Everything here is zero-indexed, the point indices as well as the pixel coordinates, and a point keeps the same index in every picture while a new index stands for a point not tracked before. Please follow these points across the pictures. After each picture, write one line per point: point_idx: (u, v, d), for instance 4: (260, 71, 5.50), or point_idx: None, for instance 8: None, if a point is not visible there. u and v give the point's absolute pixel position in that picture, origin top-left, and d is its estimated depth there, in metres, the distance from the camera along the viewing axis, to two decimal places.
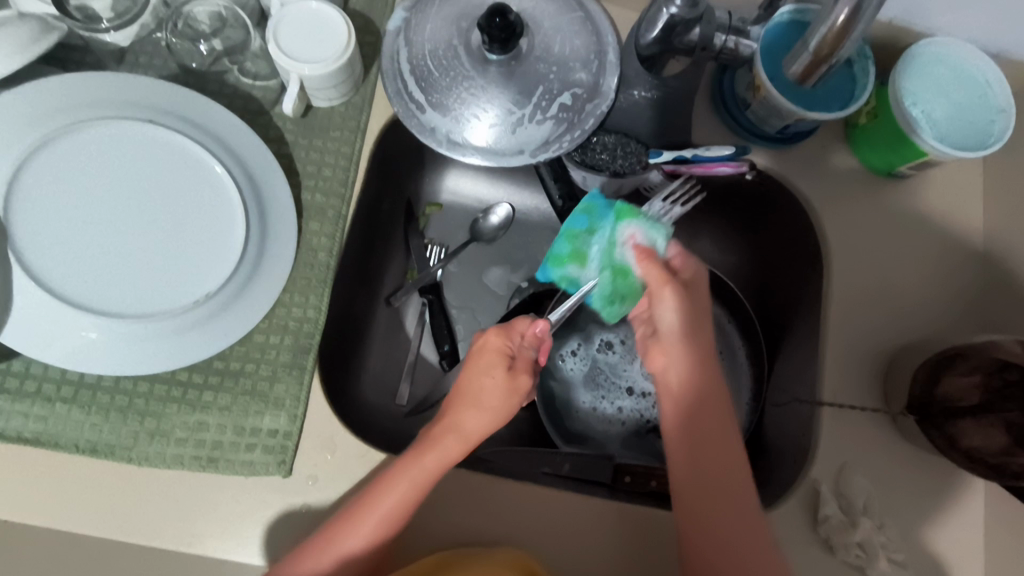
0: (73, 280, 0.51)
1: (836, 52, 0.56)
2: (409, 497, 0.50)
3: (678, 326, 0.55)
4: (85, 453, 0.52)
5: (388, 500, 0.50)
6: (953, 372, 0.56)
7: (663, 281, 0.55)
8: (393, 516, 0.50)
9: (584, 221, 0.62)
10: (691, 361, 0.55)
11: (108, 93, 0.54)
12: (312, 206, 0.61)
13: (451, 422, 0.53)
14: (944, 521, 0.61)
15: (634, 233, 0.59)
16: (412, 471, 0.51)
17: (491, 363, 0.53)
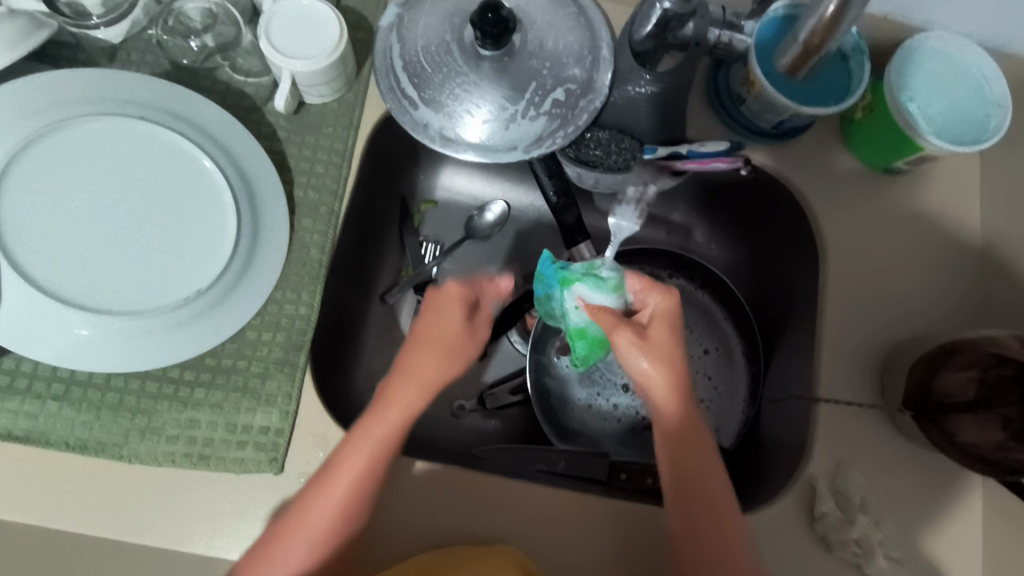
0: (64, 277, 0.51)
1: (826, 43, 0.56)
2: (368, 458, 0.50)
3: (646, 369, 0.51)
4: (76, 451, 0.52)
5: (348, 466, 0.49)
6: (949, 367, 0.55)
7: (620, 331, 0.52)
8: (358, 481, 0.49)
9: (542, 291, 0.60)
10: (665, 399, 0.52)
11: (98, 89, 0.53)
12: (304, 203, 0.61)
13: (401, 366, 0.52)
14: (942, 518, 0.60)
15: (577, 296, 0.56)
16: (372, 429, 0.50)
17: (443, 311, 0.53)
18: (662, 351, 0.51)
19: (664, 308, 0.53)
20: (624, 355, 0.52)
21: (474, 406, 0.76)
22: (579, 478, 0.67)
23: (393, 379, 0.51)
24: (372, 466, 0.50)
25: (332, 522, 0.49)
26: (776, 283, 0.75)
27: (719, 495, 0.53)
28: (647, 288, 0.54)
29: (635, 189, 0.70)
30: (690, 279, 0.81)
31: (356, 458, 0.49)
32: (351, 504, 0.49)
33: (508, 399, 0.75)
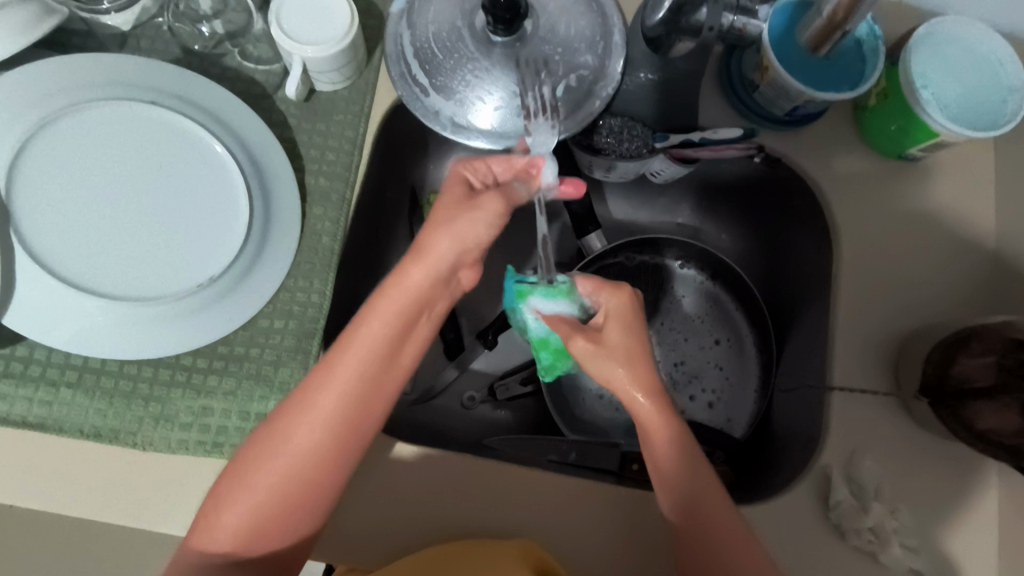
0: (76, 263, 0.50)
1: (849, 20, 0.56)
2: (340, 391, 0.46)
3: (604, 368, 0.51)
4: (91, 439, 0.52)
5: (331, 390, 0.46)
6: (967, 353, 0.55)
7: (574, 336, 0.52)
8: (335, 416, 0.46)
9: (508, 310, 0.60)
10: (631, 395, 0.51)
11: (110, 75, 0.53)
12: (315, 191, 0.60)
13: (418, 247, 0.47)
14: (957, 506, 0.60)
15: (534, 307, 0.56)
16: (356, 342, 0.46)
17: (453, 187, 0.50)
18: (616, 351, 0.51)
19: (616, 305, 0.53)
20: (584, 358, 0.52)
21: (485, 397, 0.76)
22: (589, 468, 0.67)
23: (406, 265, 0.47)
24: (349, 396, 0.46)
25: (297, 466, 0.45)
26: (789, 272, 0.75)
27: (709, 484, 0.51)
28: (598, 287, 0.54)
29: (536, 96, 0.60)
30: (700, 269, 0.81)
31: (337, 385, 0.46)
32: (331, 447, 0.46)
33: (519, 390, 0.75)
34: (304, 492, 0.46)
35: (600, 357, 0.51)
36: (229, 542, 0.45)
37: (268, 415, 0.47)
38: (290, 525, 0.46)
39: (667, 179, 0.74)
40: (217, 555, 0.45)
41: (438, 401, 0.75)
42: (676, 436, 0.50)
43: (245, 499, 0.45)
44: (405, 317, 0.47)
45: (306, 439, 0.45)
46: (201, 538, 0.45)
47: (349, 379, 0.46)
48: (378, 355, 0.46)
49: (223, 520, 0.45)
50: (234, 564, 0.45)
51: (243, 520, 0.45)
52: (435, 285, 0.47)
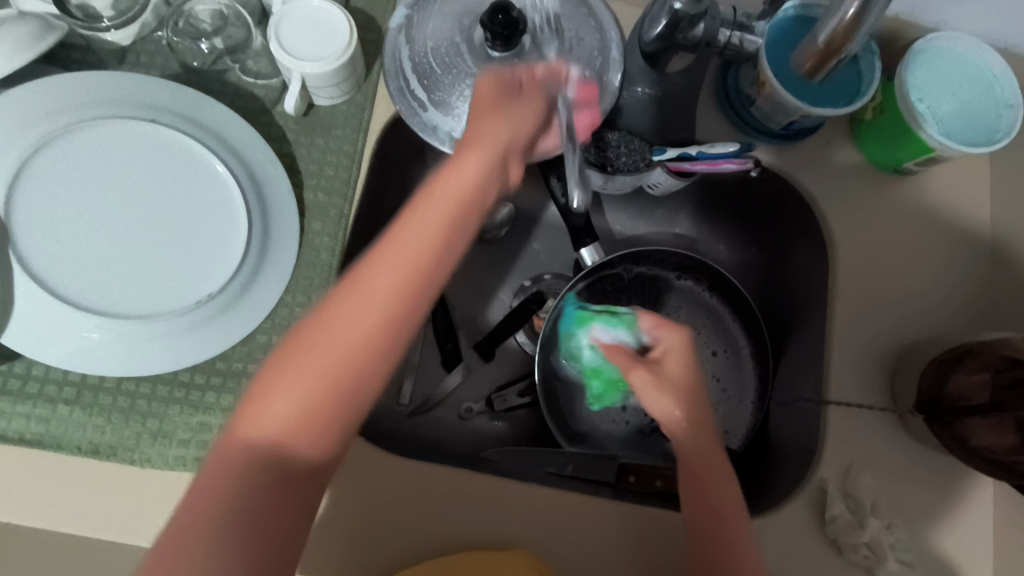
0: (74, 282, 0.50)
1: (845, 48, 0.56)
2: (400, 259, 0.43)
3: (664, 401, 0.55)
4: (89, 455, 0.52)
5: (378, 281, 0.42)
6: (961, 370, 0.55)
7: (636, 367, 0.57)
8: (382, 295, 0.42)
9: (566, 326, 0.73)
10: (687, 428, 0.54)
11: (108, 92, 0.53)
12: (314, 206, 0.60)
13: (469, 143, 0.48)
14: (952, 522, 0.60)
15: (595, 334, 0.69)
16: (409, 230, 0.43)
17: (490, 79, 0.52)
18: (673, 385, 0.55)
19: (675, 342, 0.58)
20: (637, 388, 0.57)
21: (482, 409, 0.76)
22: (587, 480, 0.68)
23: (453, 166, 0.47)
24: (403, 282, 0.43)
25: (339, 361, 0.41)
26: (786, 284, 0.75)
27: (736, 517, 0.52)
28: (659, 325, 0.59)
29: None
30: (697, 280, 0.80)
31: (384, 280, 0.42)
32: (389, 313, 0.42)
33: (516, 402, 0.76)
34: (344, 395, 0.41)
35: (657, 388, 0.55)
36: (267, 447, 0.40)
37: (306, 314, 0.43)
38: (327, 430, 0.41)
39: (663, 192, 0.74)
40: (253, 464, 0.40)
41: (436, 413, 0.75)
42: (716, 470, 0.53)
43: (284, 399, 0.40)
44: (457, 213, 0.45)
45: (349, 300, 0.42)
46: (237, 439, 0.40)
47: (403, 273, 0.43)
48: (432, 199, 0.45)
49: (266, 409, 0.41)
50: (274, 476, 0.40)
51: (289, 413, 0.41)
52: (482, 188, 0.46)
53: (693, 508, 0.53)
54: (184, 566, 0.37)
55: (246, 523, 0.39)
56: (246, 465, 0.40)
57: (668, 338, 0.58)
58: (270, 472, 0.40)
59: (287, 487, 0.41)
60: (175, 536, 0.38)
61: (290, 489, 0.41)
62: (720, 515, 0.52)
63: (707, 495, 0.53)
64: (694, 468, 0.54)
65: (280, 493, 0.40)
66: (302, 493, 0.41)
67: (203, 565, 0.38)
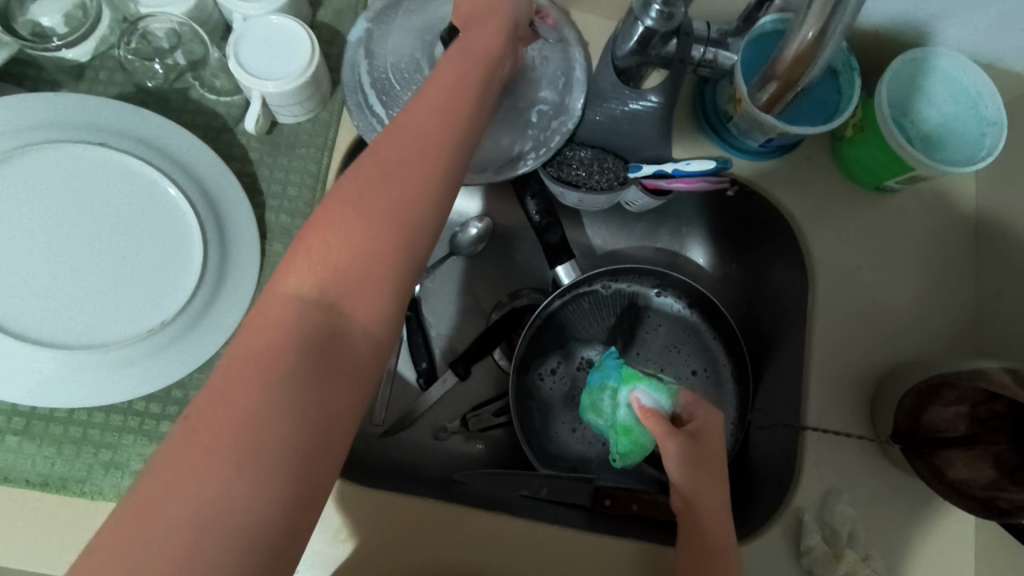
0: (21, 310, 0.49)
1: (802, 79, 0.54)
2: (437, 106, 0.44)
3: (691, 464, 0.53)
4: (38, 488, 0.51)
5: (416, 143, 0.42)
6: (939, 401, 0.54)
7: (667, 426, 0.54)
8: (423, 146, 0.42)
9: (598, 378, 0.66)
10: (705, 492, 0.52)
11: (60, 115, 0.52)
12: (276, 227, 0.59)
13: (469, 34, 0.50)
14: (932, 553, 0.58)
15: (635, 395, 0.59)
16: (432, 102, 0.44)
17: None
18: (704, 456, 0.54)
19: (712, 420, 0.56)
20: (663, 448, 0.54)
21: (457, 429, 0.74)
22: (562, 504, 0.66)
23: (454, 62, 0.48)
24: (438, 137, 0.42)
25: (387, 212, 0.39)
26: (768, 303, 0.73)
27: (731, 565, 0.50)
28: (696, 401, 0.57)
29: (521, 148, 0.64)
30: (678, 297, 0.78)
31: (421, 140, 0.42)
32: (434, 149, 0.42)
33: (492, 421, 0.73)
34: (394, 242, 0.39)
35: (684, 459, 0.53)
36: (310, 306, 0.37)
37: (338, 180, 0.41)
38: (376, 287, 0.38)
39: (641, 208, 0.72)
40: (301, 323, 0.36)
41: (408, 435, 0.74)
42: (722, 528, 0.51)
43: (328, 260, 0.38)
44: (473, 72, 0.47)
45: (394, 165, 0.41)
46: (272, 312, 0.36)
47: (436, 127, 0.43)
48: (456, 91, 0.45)
49: (308, 273, 0.38)
50: (327, 341, 0.36)
51: (336, 270, 0.38)
52: (495, 54, 0.50)
53: (693, 552, 0.50)
54: (233, 449, 0.31)
55: (306, 404, 0.34)
56: (297, 332, 0.36)
57: (707, 414, 0.56)
58: (321, 339, 0.36)
59: (341, 348, 0.36)
60: (214, 424, 0.32)
61: (342, 350, 0.36)
62: (719, 557, 0.50)
63: (712, 542, 0.50)
64: (698, 518, 0.51)
65: (334, 361, 0.36)
66: (357, 357, 0.37)
67: (256, 451, 0.31)
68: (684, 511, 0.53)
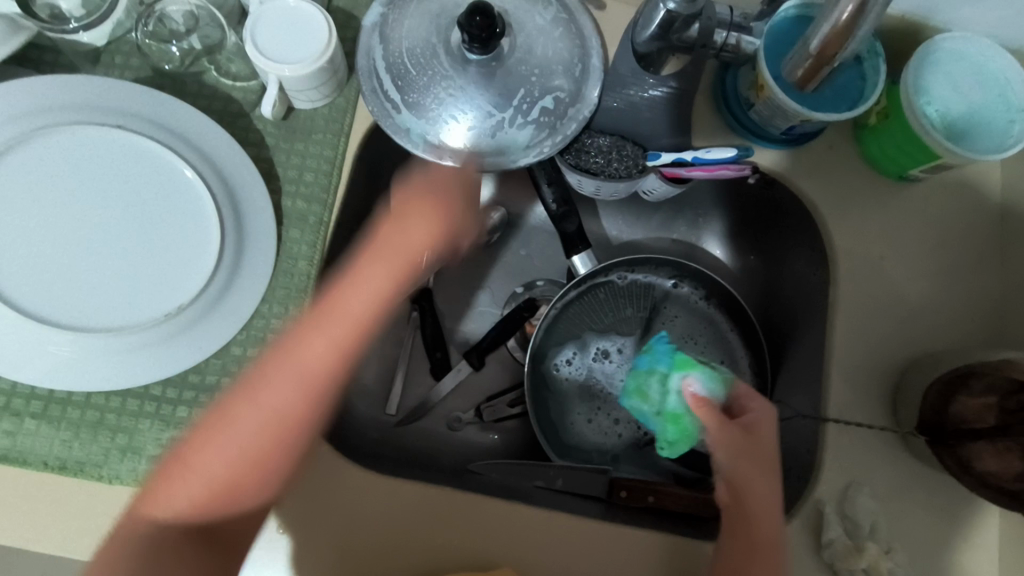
0: (38, 293, 0.49)
1: (841, 53, 0.53)
2: (312, 375, 0.49)
3: (739, 461, 0.52)
4: (56, 471, 0.51)
5: (320, 340, 0.50)
6: (966, 392, 0.53)
7: (720, 423, 0.53)
8: (304, 375, 0.49)
9: (645, 362, 0.62)
10: (755, 488, 0.52)
11: (78, 98, 0.52)
12: (292, 213, 0.59)
13: (355, 276, 0.54)
14: (954, 546, 0.57)
15: (689, 381, 0.57)
16: (351, 298, 0.52)
17: (423, 203, 0.59)
18: (754, 454, 0.53)
19: (765, 416, 0.55)
20: (716, 440, 0.53)
21: (471, 419, 0.74)
22: (576, 495, 0.65)
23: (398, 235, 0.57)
24: (317, 383, 0.49)
25: (252, 450, 0.47)
26: (788, 294, 0.72)
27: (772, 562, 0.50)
28: (749, 395, 0.56)
29: (538, 135, 0.61)
30: (695, 288, 0.77)
31: (324, 334, 0.50)
32: (304, 406, 0.48)
33: (507, 412, 0.73)
34: (271, 466, 0.48)
35: (738, 452, 0.52)
36: (185, 522, 0.45)
37: (237, 383, 0.49)
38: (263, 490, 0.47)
39: (660, 198, 0.71)
40: (175, 537, 0.45)
41: (422, 425, 0.73)
42: (768, 526, 0.51)
43: (212, 453, 0.46)
44: (381, 301, 0.53)
45: (283, 381, 0.48)
46: (146, 515, 0.45)
47: (329, 362, 0.49)
48: (371, 275, 0.54)
49: (177, 496, 0.45)
50: (195, 529, 0.46)
51: (203, 494, 0.46)
52: (388, 292, 0.54)
53: (738, 546, 0.50)
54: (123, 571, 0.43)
55: (133, 566, 0.43)
56: (162, 537, 0.44)
57: (760, 408, 0.55)
58: (184, 526, 0.45)
59: (213, 525, 0.46)
60: (112, 550, 0.44)
61: (207, 531, 0.46)
62: (762, 552, 0.50)
63: (756, 539, 0.50)
64: (748, 509, 0.51)
65: (202, 547, 0.45)
66: (236, 522, 0.47)
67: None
68: (731, 503, 0.53)
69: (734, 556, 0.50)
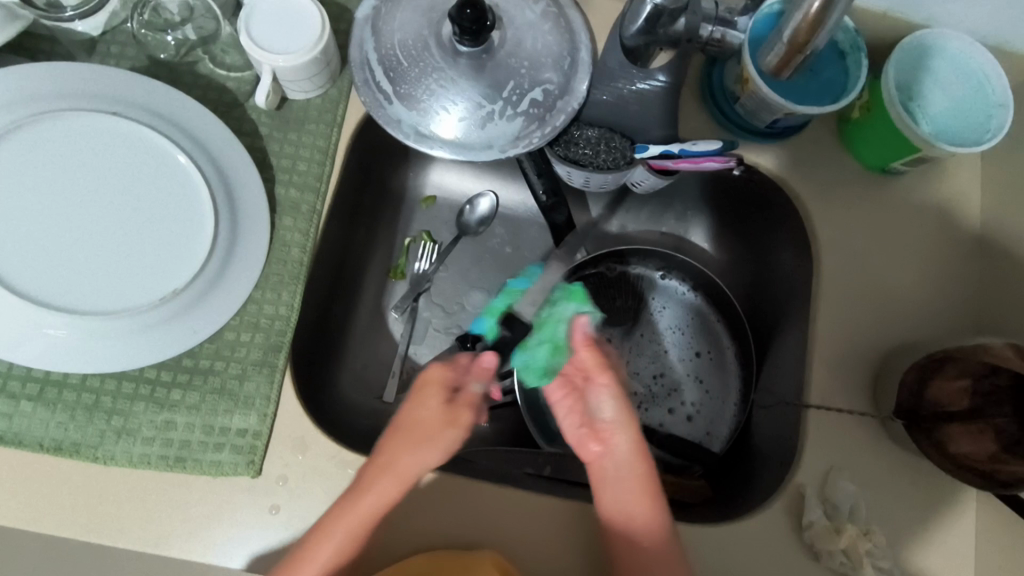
0: (33, 276, 0.50)
1: (812, 41, 0.54)
2: (374, 504, 0.50)
3: (605, 426, 0.57)
4: (51, 452, 0.52)
5: (326, 538, 0.49)
6: (942, 375, 0.55)
7: (602, 369, 0.58)
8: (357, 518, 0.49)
9: (537, 291, 0.64)
10: (634, 468, 0.56)
11: (76, 86, 0.53)
12: (286, 201, 0.60)
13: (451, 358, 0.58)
14: (930, 526, 0.59)
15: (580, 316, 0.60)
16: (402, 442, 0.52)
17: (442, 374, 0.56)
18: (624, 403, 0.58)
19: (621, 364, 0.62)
20: (596, 390, 0.57)
21: None
22: (570, 482, 0.66)
23: (466, 373, 0.57)
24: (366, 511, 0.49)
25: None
26: (773, 286, 0.73)
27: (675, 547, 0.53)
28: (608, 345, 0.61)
29: (527, 126, 0.62)
30: (681, 279, 0.79)
31: (334, 528, 0.49)
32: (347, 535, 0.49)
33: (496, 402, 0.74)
34: None
35: (606, 408, 0.57)
36: None
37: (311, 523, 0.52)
38: None
39: (648, 189, 0.73)
40: None
41: None
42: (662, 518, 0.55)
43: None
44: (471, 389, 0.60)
45: (334, 532, 0.49)
46: None
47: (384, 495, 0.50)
48: (419, 420, 0.54)
49: None
50: None
51: None
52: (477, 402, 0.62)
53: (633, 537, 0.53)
54: None
55: None
56: None
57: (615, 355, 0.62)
58: None
59: None
60: None
61: None
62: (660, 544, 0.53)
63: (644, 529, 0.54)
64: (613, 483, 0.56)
65: None
66: None
67: None
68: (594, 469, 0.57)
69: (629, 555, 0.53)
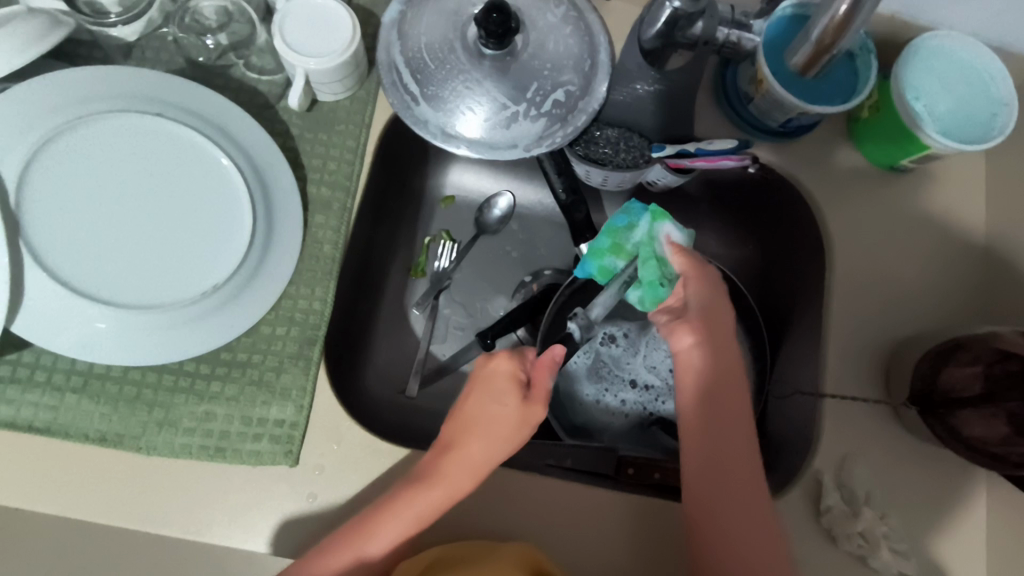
0: (80, 271, 0.51)
1: (837, 43, 0.56)
2: (444, 494, 0.51)
3: (704, 316, 0.56)
4: (96, 443, 0.53)
5: (395, 517, 0.50)
6: (955, 362, 0.57)
7: (704, 270, 0.58)
8: (424, 504, 0.51)
9: (623, 220, 0.64)
10: (717, 372, 0.56)
11: (118, 88, 0.55)
12: (317, 200, 0.62)
13: (517, 351, 0.56)
14: (942, 511, 0.61)
15: (668, 233, 0.61)
16: (468, 438, 0.53)
17: (508, 370, 0.55)
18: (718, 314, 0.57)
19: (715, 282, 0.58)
20: (691, 282, 0.58)
21: None
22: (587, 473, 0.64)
23: (531, 367, 0.56)
24: (434, 501, 0.51)
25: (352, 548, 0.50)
26: (784, 279, 0.75)
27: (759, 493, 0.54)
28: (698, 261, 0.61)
29: (550, 125, 0.64)
30: None
31: (404, 513, 0.50)
32: (414, 519, 0.50)
33: None
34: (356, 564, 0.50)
35: (689, 303, 0.57)
36: None
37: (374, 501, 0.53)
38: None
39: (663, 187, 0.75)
40: None
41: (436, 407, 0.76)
42: (740, 442, 0.55)
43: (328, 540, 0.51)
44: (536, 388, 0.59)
45: (404, 510, 0.50)
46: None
47: (457, 484, 0.52)
48: (489, 412, 0.53)
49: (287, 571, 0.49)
50: None
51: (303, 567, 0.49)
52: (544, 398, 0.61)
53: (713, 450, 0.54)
54: None
55: None
56: None
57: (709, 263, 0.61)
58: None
59: None
60: None
61: None
62: (727, 467, 0.53)
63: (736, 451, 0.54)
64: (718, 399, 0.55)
65: None
66: None
67: None
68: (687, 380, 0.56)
69: (697, 451, 0.54)
